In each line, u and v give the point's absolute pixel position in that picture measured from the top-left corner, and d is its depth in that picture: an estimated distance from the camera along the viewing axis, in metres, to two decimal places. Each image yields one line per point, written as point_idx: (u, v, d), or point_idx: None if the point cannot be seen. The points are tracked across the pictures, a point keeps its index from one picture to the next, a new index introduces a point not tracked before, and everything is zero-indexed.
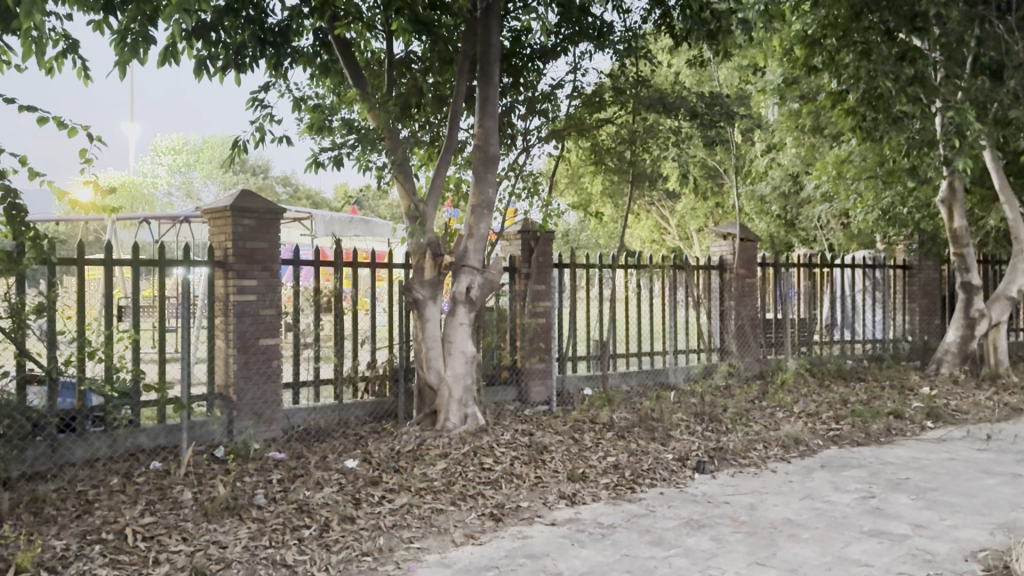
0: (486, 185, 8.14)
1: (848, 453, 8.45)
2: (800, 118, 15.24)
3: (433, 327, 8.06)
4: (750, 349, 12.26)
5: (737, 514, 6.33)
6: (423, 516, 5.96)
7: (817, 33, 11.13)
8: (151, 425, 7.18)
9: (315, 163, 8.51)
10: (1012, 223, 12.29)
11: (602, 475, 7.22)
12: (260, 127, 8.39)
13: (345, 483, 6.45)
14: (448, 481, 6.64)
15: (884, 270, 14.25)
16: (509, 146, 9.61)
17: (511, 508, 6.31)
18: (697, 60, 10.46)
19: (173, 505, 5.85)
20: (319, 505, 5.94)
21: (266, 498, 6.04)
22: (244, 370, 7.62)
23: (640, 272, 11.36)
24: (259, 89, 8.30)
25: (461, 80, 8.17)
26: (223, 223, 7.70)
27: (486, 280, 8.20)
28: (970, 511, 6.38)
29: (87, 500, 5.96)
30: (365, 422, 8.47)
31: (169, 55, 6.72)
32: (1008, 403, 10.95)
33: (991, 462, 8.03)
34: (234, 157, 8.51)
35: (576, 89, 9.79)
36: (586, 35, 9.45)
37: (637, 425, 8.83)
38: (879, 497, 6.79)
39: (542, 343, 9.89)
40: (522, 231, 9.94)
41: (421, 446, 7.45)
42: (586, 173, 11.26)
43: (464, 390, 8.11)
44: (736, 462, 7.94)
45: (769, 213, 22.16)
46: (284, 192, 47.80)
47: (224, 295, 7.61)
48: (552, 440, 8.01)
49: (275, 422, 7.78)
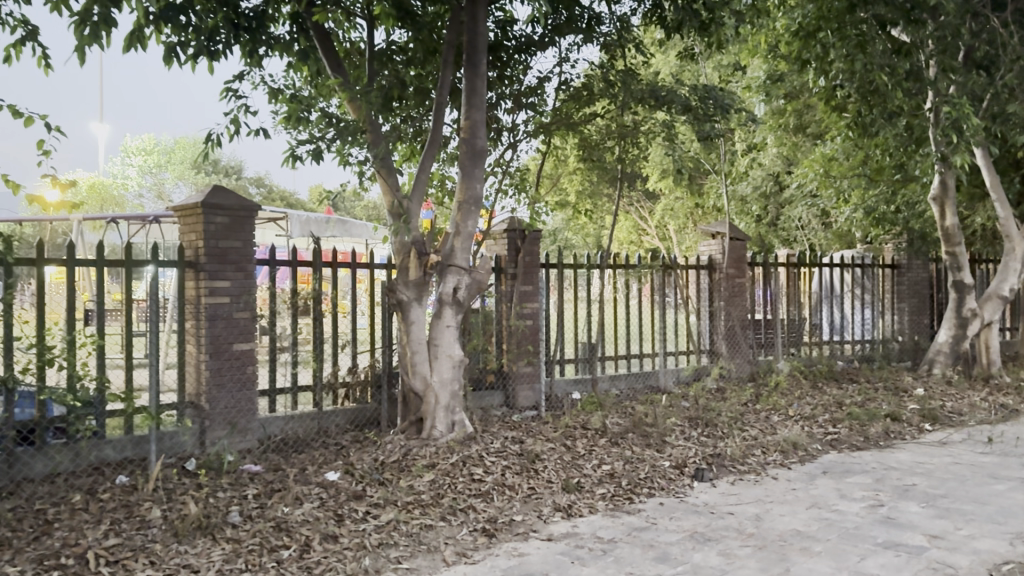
0: (474, 180, 7.75)
1: (849, 459, 8.16)
2: (785, 117, 14.78)
3: (418, 330, 7.65)
4: (741, 350, 11.90)
5: (742, 525, 5.99)
6: (411, 533, 5.56)
7: (811, 26, 10.73)
8: (117, 437, 6.73)
9: (292, 156, 7.93)
10: (1004, 223, 12.04)
11: (599, 485, 6.86)
12: (235, 118, 7.86)
13: (326, 498, 6.02)
14: (437, 494, 6.24)
15: (872, 270, 14.04)
16: (495, 140, 9.23)
17: (505, 522, 5.92)
18: (688, 53, 10.18)
19: (141, 525, 5.40)
20: (299, 522, 5.52)
21: (241, 516, 5.59)
22: (217, 377, 7.18)
23: (628, 272, 11.00)
24: (233, 78, 7.75)
25: (447, 71, 7.78)
26: (194, 221, 7.26)
27: (473, 280, 7.80)
28: (985, 519, 6.09)
29: (45, 521, 5.48)
30: (347, 430, 8.05)
31: (135, 40, 6.30)
32: (1004, 405, 10.73)
33: (996, 467, 7.77)
34: (209, 151, 7.91)
35: (563, 82, 9.45)
36: (575, 27, 9.10)
37: (632, 430, 8.48)
38: (888, 505, 6.50)
39: (529, 345, 9.55)
40: (508, 229, 9.57)
41: (408, 456, 7.04)
42: (571, 169, 10.90)
43: (451, 396, 7.72)
44: (735, 469, 7.62)
45: (750, 213, 21.97)
46: (258, 194, 46.92)
47: (195, 297, 7.17)
48: (544, 447, 7.63)
49: (250, 432, 7.34)
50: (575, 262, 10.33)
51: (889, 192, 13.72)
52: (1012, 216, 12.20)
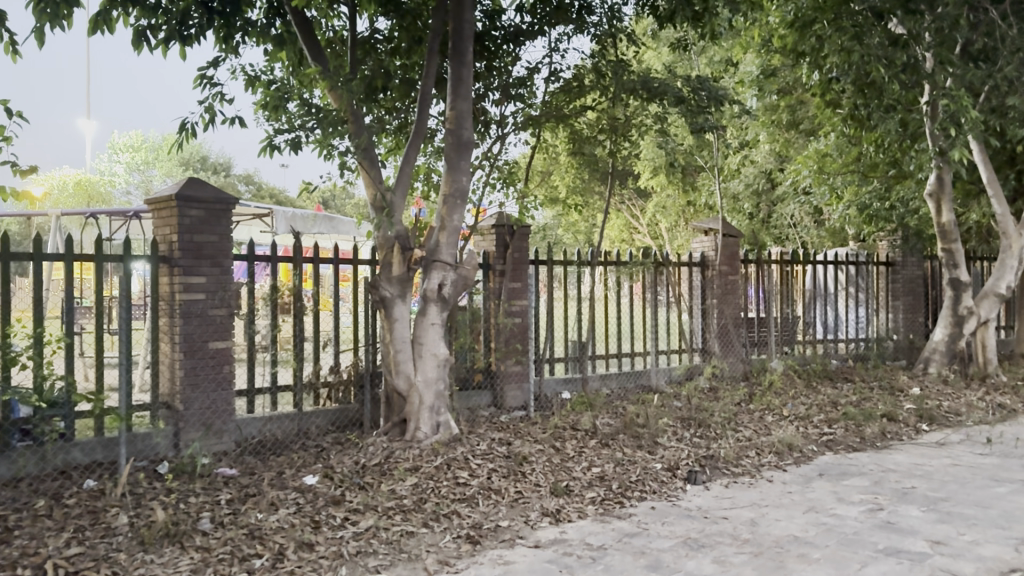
0: (460, 173, 7.48)
1: (846, 460, 7.94)
2: (777, 114, 14.47)
3: (402, 328, 7.39)
4: (734, 348, 11.65)
5: (738, 531, 5.76)
6: (391, 541, 5.29)
7: (809, 16, 10.51)
8: (86, 439, 6.44)
9: (269, 146, 7.69)
10: (1000, 218, 11.89)
11: (588, 489, 6.60)
12: (210, 107, 7.60)
13: (303, 503, 5.75)
14: (419, 499, 5.98)
15: (867, 267, 13.82)
16: (483, 133, 8.98)
17: (490, 528, 5.66)
18: (680, 45, 9.95)
19: (106, 533, 5.12)
20: (273, 530, 5.25)
21: (212, 523, 5.31)
22: (192, 377, 6.90)
23: (619, 270, 10.76)
24: (208, 64, 7.49)
25: (432, 59, 7.51)
26: (168, 214, 6.98)
27: (459, 276, 7.54)
28: (989, 524, 5.87)
29: (5, 528, 5.19)
30: (328, 432, 7.77)
31: (101, 22, 6.03)
32: (1001, 405, 10.54)
33: (997, 468, 7.56)
34: (183, 141, 7.64)
35: (554, 73, 9.17)
36: (565, 16, 8.84)
37: (622, 432, 8.23)
38: (888, 509, 6.27)
39: (518, 344, 9.30)
40: (496, 225, 9.30)
41: (390, 460, 6.77)
42: (562, 164, 10.65)
43: (436, 397, 7.45)
44: (728, 471, 7.38)
45: (742, 211, 21.76)
46: (247, 190, 46.48)
47: (169, 294, 6.89)
48: (532, 449, 7.39)
49: (226, 434, 7.05)
50: (565, 259, 10.07)
51: (883, 188, 13.53)
52: (1009, 212, 12.02)
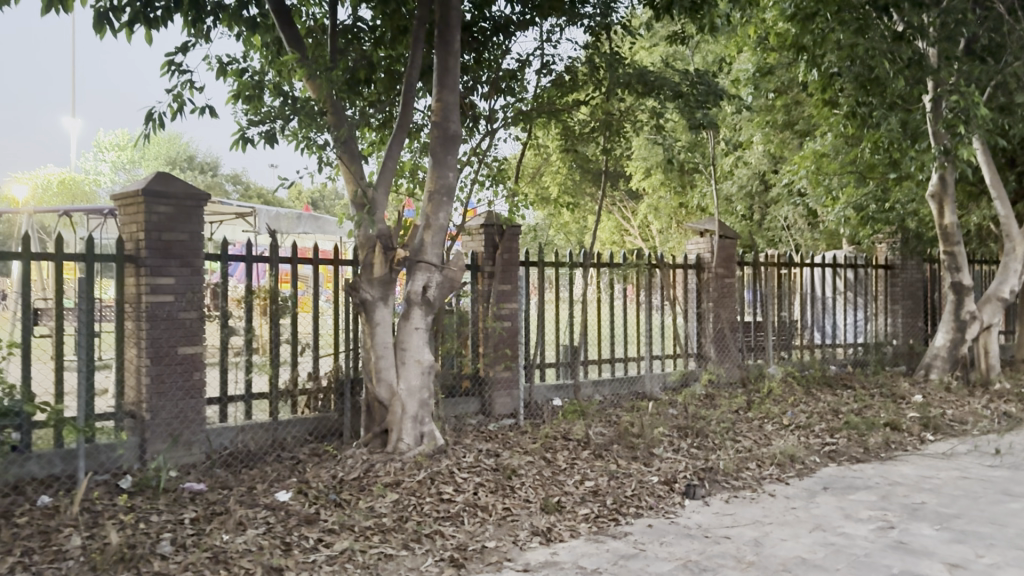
0: (445, 168, 7.08)
1: (850, 472, 7.58)
2: (772, 114, 13.72)
3: (384, 333, 6.98)
4: (730, 354, 11.28)
5: (741, 552, 5.37)
6: (368, 565, 4.88)
7: (812, 8, 10.04)
8: (43, 451, 6.01)
9: (242, 139, 7.27)
10: (1004, 220, 11.54)
11: (581, 505, 6.20)
12: (179, 95, 7.17)
13: (273, 523, 5.33)
14: (399, 518, 5.57)
15: (867, 270, 13.48)
16: (471, 129, 8.59)
17: (476, 550, 5.25)
18: (677, 37, 9.56)
19: (56, 557, 4.69)
20: (239, 553, 4.83)
21: (173, 546, 4.88)
22: (159, 385, 6.47)
23: (613, 271, 10.37)
24: (176, 50, 7.06)
25: (418, 48, 7.08)
26: (134, 210, 6.53)
27: (445, 278, 7.16)
28: (1008, 545, 5.50)
29: None
30: (305, 442, 7.35)
31: (56, 2, 5.64)
32: (1007, 413, 10.26)
33: (1009, 482, 7.21)
34: (150, 132, 7.20)
35: (546, 65, 8.78)
36: (557, 7, 8.43)
37: (617, 442, 7.82)
38: (899, 528, 5.89)
39: (507, 349, 8.91)
40: (485, 224, 8.91)
41: (369, 474, 6.36)
42: (555, 162, 10.29)
43: (420, 406, 7.04)
44: (728, 485, 7.00)
45: (735, 213, 21.36)
46: (234, 189, 45.80)
47: (136, 295, 6.47)
48: (522, 461, 6.99)
49: (195, 446, 6.62)
50: (556, 261, 9.66)
51: (881, 189, 13.20)
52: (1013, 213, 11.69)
